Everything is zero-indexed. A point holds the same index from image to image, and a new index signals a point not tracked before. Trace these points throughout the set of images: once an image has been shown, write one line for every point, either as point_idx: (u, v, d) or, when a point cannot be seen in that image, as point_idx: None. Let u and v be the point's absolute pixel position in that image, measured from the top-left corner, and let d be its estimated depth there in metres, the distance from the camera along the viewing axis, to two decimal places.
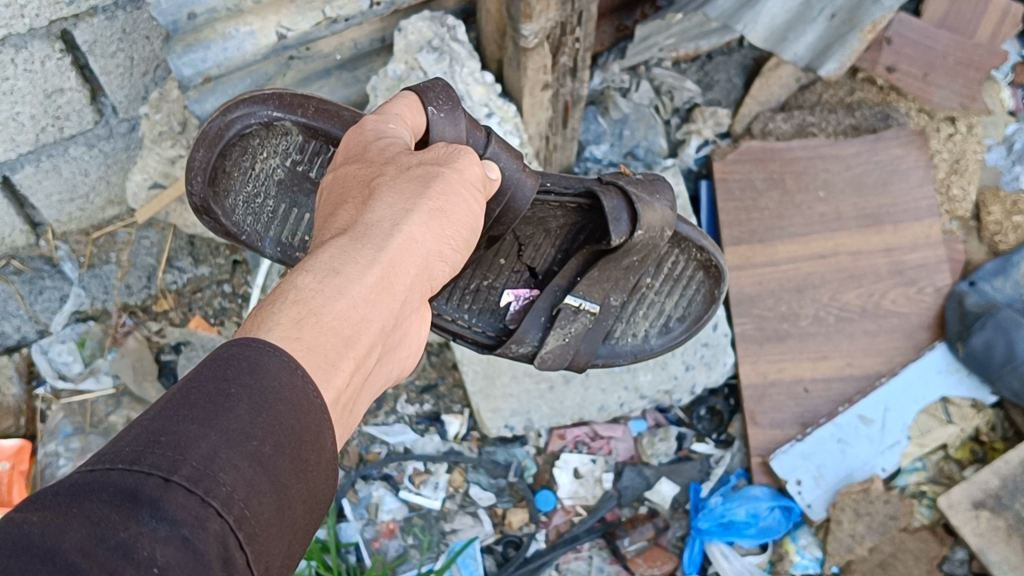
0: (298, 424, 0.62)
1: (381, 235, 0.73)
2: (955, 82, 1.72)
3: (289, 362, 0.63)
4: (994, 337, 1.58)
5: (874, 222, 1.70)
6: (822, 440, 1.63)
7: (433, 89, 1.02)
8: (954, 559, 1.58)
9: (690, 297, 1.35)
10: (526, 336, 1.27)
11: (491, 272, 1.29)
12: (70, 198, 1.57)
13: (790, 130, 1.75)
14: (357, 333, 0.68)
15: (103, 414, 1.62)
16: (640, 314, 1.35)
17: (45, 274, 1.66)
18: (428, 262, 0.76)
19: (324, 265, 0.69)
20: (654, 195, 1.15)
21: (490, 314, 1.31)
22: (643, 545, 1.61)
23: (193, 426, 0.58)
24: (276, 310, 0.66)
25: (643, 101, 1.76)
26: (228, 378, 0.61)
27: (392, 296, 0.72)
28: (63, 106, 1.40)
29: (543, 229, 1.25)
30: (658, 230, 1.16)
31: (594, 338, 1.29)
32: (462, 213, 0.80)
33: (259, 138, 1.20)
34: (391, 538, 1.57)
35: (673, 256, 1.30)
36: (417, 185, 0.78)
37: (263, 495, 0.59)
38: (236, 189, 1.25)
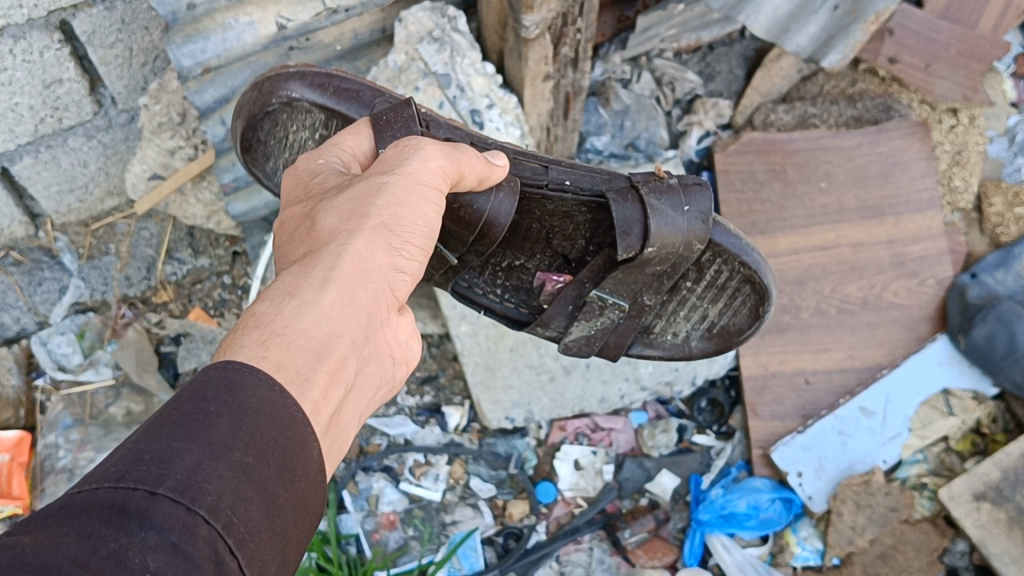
0: (280, 435, 0.62)
1: (330, 254, 0.74)
2: (957, 74, 1.68)
3: (266, 380, 0.63)
4: (996, 329, 1.57)
5: (876, 214, 1.70)
6: (823, 432, 1.63)
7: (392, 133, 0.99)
8: (955, 550, 1.58)
9: (734, 305, 1.28)
10: (553, 322, 1.24)
11: (523, 253, 1.24)
12: (69, 189, 1.57)
13: (792, 121, 1.73)
14: (326, 348, 0.68)
15: (103, 405, 1.61)
16: (680, 314, 1.30)
17: (43, 265, 1.64)
18: (391, 274, 0.77)
19: (281, 290, 0.70)
20: (675, 204, 1.08)
21: (524, 292, 1.29)
22: (643, 537, 1.61)
23: (175, 442, 0.58)
24: (239, 336, 0.66)
25: (644, 93, 1.75)
26: (207, 397, 0.61)
27: (357, 309, 0.72)
28: (61, 96, 1.39)
29: (570, 222, 1.18)
30: (677, 244, 1.09)
31: (626, 332, 1.26)
32: (420, 218, 0.81)
33: (287, 114, 1.19)
34: (392, 530, 1.58)
35: (715, 266, 1.21)
36: (365, 199, 0.79)
37: (251, 503, 0.59)
38: (274, 157, 1.26)
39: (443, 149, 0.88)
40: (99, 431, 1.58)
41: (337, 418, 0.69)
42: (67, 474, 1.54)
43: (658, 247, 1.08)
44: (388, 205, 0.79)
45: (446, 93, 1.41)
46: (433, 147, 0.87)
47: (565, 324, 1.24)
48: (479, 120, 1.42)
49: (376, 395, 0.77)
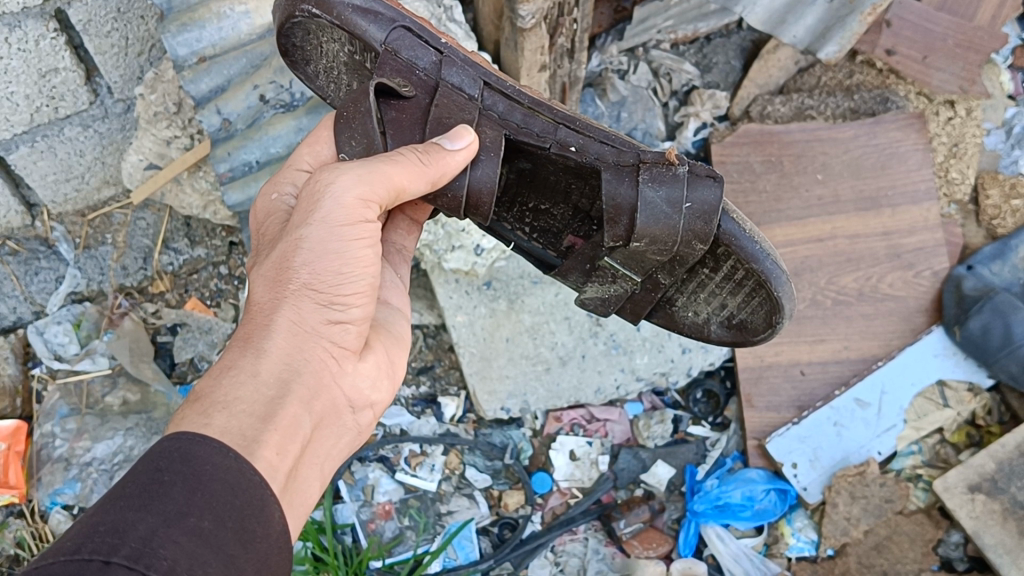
0: (235, 498, 0.67)
1: (263, 325, 0.82)
2: (955, 65, 1.73)
3: (220, 448, 0.69)
4: (992, 321, 1.58)
5: (872, 206, 1.70)
6: (819, 424, 1.63)
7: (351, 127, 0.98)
8: (950, 541, 1.59)
9: (754, 301, 1.17)
10: (569, 275, 1.16)
11: (546, 198, 1.15)
12: (65, 178, 1.57)
13: (789, 112, 1.73)
14: (270, 409, 0.76)
15: (99, 395, 1.61)
16: (700, 297, 1.20)
17: (40, 255, 1.65)
18: (329, 329, 0.84)
19: (219, 365, 0.78)
20: (675, 193, 1.01)
21: (550, 235, 1.19)
22: (638, 527, 1.61)
23: (131, 513, 0.62)
24: (184, 412, 0.73)
25: (641, 84, 1.75)
26: (162, 469, 0.66)
27: (297, 372, 0.81)
28: (57, 86, 1.40)
29: (587, 182, 1.11)
30: (671, 238, 1.03)
31: (643, 301, 1.18)
32: (346, 266, 0.85)
33: (314, 26, 1.08)
34: (388, 519, 1.58)
35: (731, 260, 1.10)
36: (286, 261, 0.85)
37: (209, 566, 0.62)
38: (315, 62, 1.18)
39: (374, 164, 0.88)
40: (96, 421, 1.59)
41: (297, 468, 0.77)
42: (64, 463, 1.55)
43: (648, 237, 1.03)
44: (306, 264, 0.84)
45: None
46: (353, 170, 0.87)
47: (582, 280, 1.16)
48: None
49: (340, 441, 0.87)
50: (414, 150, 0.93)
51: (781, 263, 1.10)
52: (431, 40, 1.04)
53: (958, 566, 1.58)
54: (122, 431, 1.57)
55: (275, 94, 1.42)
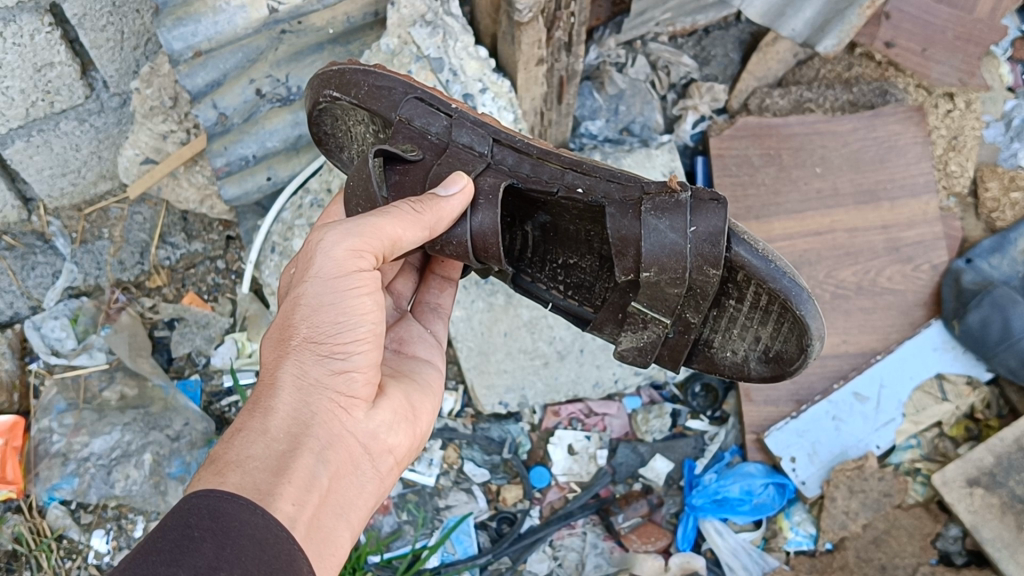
0: (262, 552, 0.70)
1: (269, 386, 0.84)
2: (954, 57, 1.70)
3: (247, 505, 0.72)
4: (991, 314, 1.57)
5: (871, 199, 1.69)
6: (817, 418, 1.63)
7: (354, 196, 1.03)
8: (948, 535, 1.58)
9: (788, 333, 1.12)
10: (604, 328, 1.17)
11: (573, 251, 1.17)
12: (62, 173, 1.56)
13: (788, 105, 1.73)
14: (282, 463, 0.79)
15: (97, 390, 1.60)
16: (734, 332, 1.17)
17: (36, 249, 1.66)
18: (334, 379, 0.85)
19: (230, 429, 0.81)
20: (675, 223, 0.99)
21: (586, 288, 1.19)
22: (637, 522, 1.61)
23: (163, 567, 0.65)
24: (202, 471, 0.76)
25: (639, 77, 1.75)
26: (192, 524, 0.68)
27: (305, 426, 0.83)
28: (53, 80, 1.39)
29: (602, 225, 1.12)
30: (681, 269, 1.01)
31: (680, 346, 1.16)
32: (340, 315, 0.86)
33: (340, 111, 1.21)
34: (386, 514, 1.58)
35: (753, 287, 1.07)
36: (285, 319, 0.87)
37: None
38: (346, 149, 1.29)
39: (372, 219, 0.88)
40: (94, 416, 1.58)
41: (318, 518, 0.79)
42: (61, 458, 1.54)
43: (657, 272, 1.02)
44: (304, 318, 0.85)
45: (440, 77, 1.39)
46: (346, 225, 0.87)
47: (618, 331, 1.16)
48: (472, 105, 1.40)
49: (363, 488, 0.88)
50: (404, 202, 0.92)
51: (803, 281, 1.05)
52: (442, 107, 1.11)
53: (956, 560, 1.58)
54: (119, 426, 1.56)
55: (272, 88, 1.44)
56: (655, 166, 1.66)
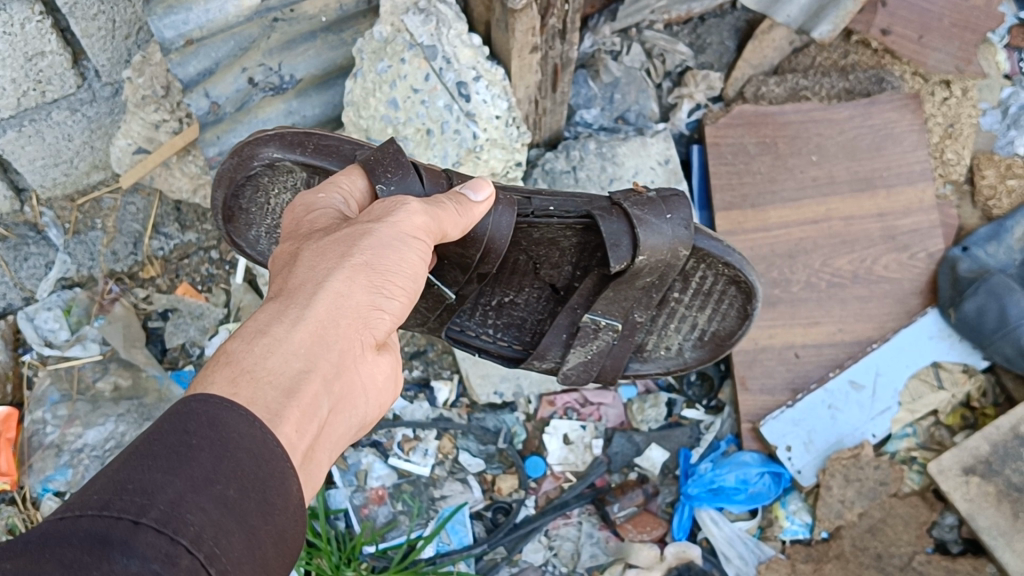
0: (259, 470, 0.64)
1: (306, 295, 0.76)
2: (951, 44, 1.70)
3: (247, 416, 0.65)
4: (987, 303, 1.56)
5: (867, 187, 1.69)
6: (813, 407, 1.63)
7: (381, 164, 1.03)
8: (944, 524, 1.57)
9: (722, 309, 1.34)
10: (548, 353, 1.31)
11: (512, 289, 1.30)
12: (54, 163, 1.55)
13: (783, 93, 1.72)
14: (295, 384, 0.71)
15: (90, 380, 1.60)
16: (671, 327, 1.36)
17: (29, 240, 1.63)
18: (369, 312, 0.79)
19: (254, 327, 0.73)
20: (659, 218, 1.13)
21: (516, 327, 1.35)
22: (632, 511, 1.60)
23: (158, 474, 0.60)
24: (211, 372, 0.69)
25: (635, 65, 1.73)
26: (189, 431, 0.63)
27: (328, 347, 0.75)
28: (44, 69, 1.38)
29: (557, 249, 1.22)
30: (665, 252, 1.14)
31: (621, 354, 1.31)
32: (401, 259, 0.83)
33: (267, 177, 1.20)
34: (381, 505, 1.58)
35: (701, 272, 1.27)
36: (345, 243, 0.81)
37: (233, 534, 0.61)
38: (258, 223, 1.27)
39: (430, 201, 0.90)
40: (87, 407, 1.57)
41: (311, 449, 0.72)
42: (55, 449, 1.53)
43: (650, 253, 1.12)
44: (369, 247, 0.81)
45: (434, 65, 1.38)
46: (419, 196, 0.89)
47: (560, 354, 1.31)
48: (466, 93, 1.40)
49: (350, 431, 0.80)
50: (443, 194, 0.94)
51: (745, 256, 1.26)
52: None
53: (952, 548, 1.58)
54: (113, 417, 1.56)
55: (264, 77, 1.43)
56: (650, 155, 1.66)
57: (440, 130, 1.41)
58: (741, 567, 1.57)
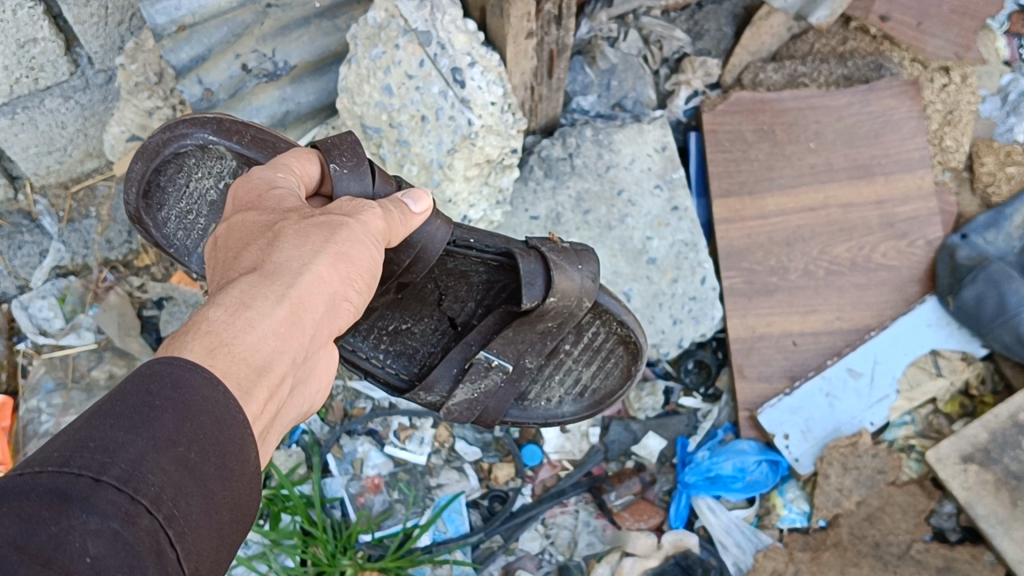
0: (221, 434, 0.62)
1: (290, 273, 0.74)
2: (950, 31, 1.66)
3: (210, 378, 0.63)
4: (986, 290, 1.55)
5: (865, 174, 1.68)
6: (811, 394, 1.62)
7: (338, 148, 1.01)
8: (942, 512, 1.57)
9: (607, 367, 1.38)
10: (435, 386, 1.27)
11: (411, 316, 1.27)
12: (48, 151, 1.54)
13: (781, 79, 1.70)
14: (267, 362, 0.69)
15: (85, 369, 1.60)
16: (555, 380, 1.37)
17: (23, 229, 1.63)
18: (338, 303, 0.78)
19: (236, 299, 0.70)
20: (571, 267, 1.16)
21: (405, 358, 1.30)
22: (629, 499, 1.60)
23: (120, 433, 0.57)
24: (188, 338, 0.65)
25: (632, 51, 1.70)
26: (152, 392, 0.60)
27: (302, 330, 0.73)
28: (37, 56, 1.37)
29: (465, 282, 1.24)
30: (572, 298, 1.17)
31: (505, 398, 1.29)
32: (367, 258, 0.82)
33: (194, 159, 1.17)
34: (377, 493, 1.58)
35: (593, 327, 1.32)
36: (322, 230, 0.80)
37: (192, 497, 0.59)
38: (169, 205, 1.24)
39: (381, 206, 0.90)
40: (82, 396, 1.58)
41: (268, 427, 0.70)
42: (49, 438, 1.53)
43: (561, 297, 1.15)
44: (346, 240, 0.80)
45: (427, 51, 1.37)
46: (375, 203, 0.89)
47: (447, 388, 1.27)
48: (461, 79, 1.38)
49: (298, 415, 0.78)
50: (385, 201, 0.92)
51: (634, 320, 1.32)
52: None
53: (950, 536, 1.56)
54: None
55: (258, 63, 1.41)
56: (647, 142, 1.65)
57: (435, 117, 1.40)
58: (738, 556, 1.57)
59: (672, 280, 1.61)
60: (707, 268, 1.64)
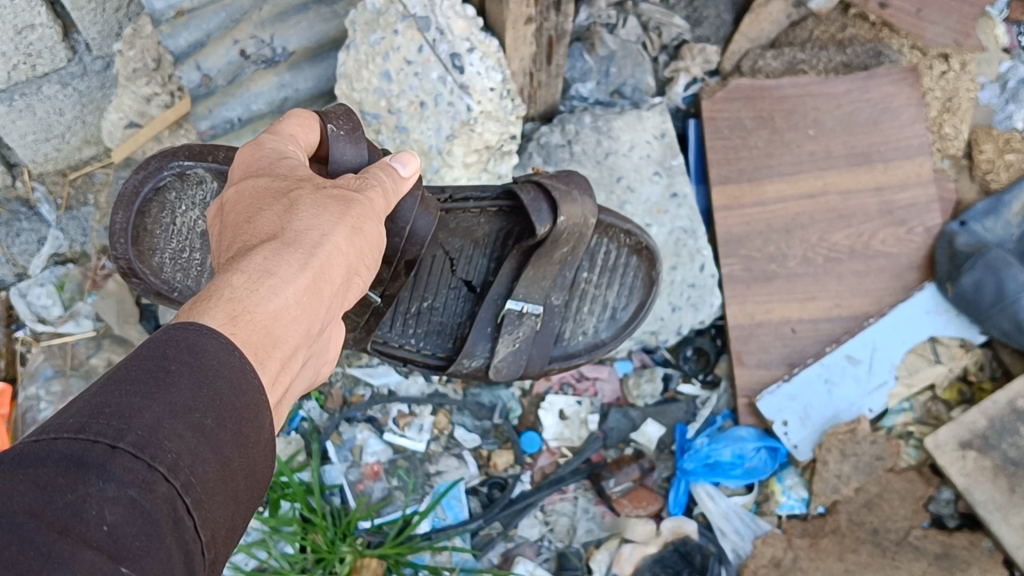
0: (237, 401, 0.63)
1: (310, 242, 0.77)
2: (949, 18, 1.68)
3: (226, 344, 0.65)
4: (984, 277, 1.55)
5: (864, 161, 1.68)
6: (810, 381, 1.62)
7: (334, 112, 1.05)
8: (941, 499, 1.58)
9: (631, 283, 1.43)
10: (478, 347, 1.38)
11: (430, 292, 1.37)
12: (45, 138, 1.52)
13: (781, 67, 1.70)
14: (284, 334, 0.71)
15: (84, 357, 1.61)
16: (585, 311, 1.44)
17: (21, 216, 1.62)
18: (351, 275, 0.82)
19: (258, 266, 0.73)
20: (573, 193, 1.24)
21: (437, 332, 1.41)
22: (628, 486, 1.60)
23: (136, 399, 0.59)
24: (211, 305, 0.68)
25: (631, 38, 1.70)
26: (168, 356, 0.62)
27: (318, 301, 0.76)
28: (34, 42, 1.36)
29: (471, 239, 1.32)
30: (579, 221, 1.25)
31: (545, 340, 1.40)
32: (377, 232, 0.85)
33: (174, 191, 1.21)
34: (376, 480, 1.58)
35: (605, 246, 1.38)
36: (338, 202, 0.83)
37: (208, 464, 0.60)
38: (162, 246, 1.26)
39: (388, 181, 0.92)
40: (81, 383, 1.60)
41: (282, 397, 0.73)
42: None
43: (569, 215, 1.23)
44: (361, 214, 0.84)
45: (427, 36, 1.36)
46: (384, 179, 0.91)
47: (488, 347, 1.39)
48: (459, 65, 1.39)
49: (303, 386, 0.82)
50: (374, 168, 0.92)
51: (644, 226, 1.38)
52: None
53: (948, 522, 1.58)
54: None
55: (256, 49, 1.42)
56: (646, 129, 1.66)
57: (435, 103, 1.40)
58: (737, 542, 1.57)
59: (671, 267, 1.64)
60: (706, 254, 1.65)
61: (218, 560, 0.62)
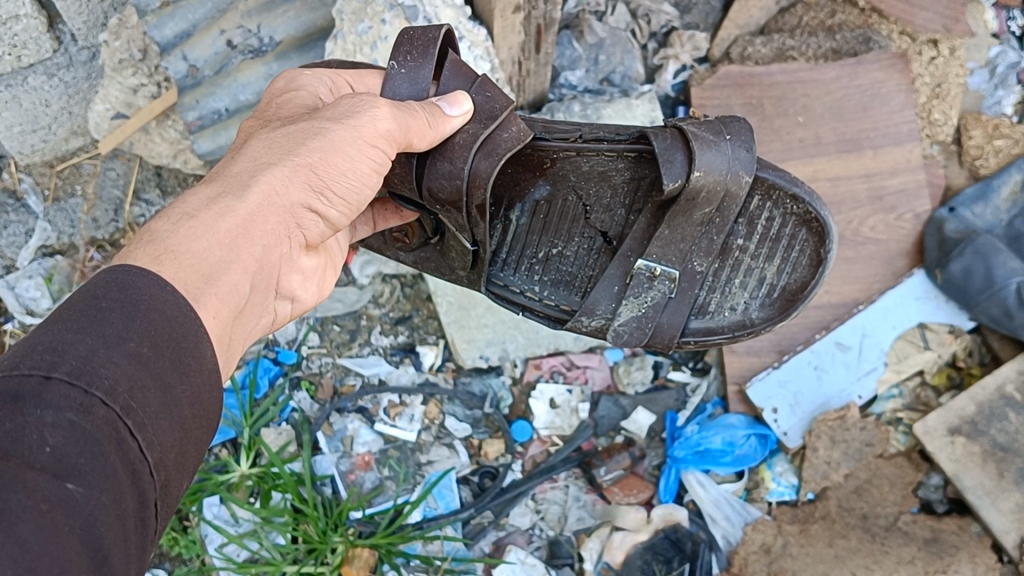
0: (173, 331, 0.70)
1: (243, 185, 0.87)
2: (938, 3, 1.69)
3: (157, 281, 0.72)
4: (973, 263, 1.56)
5: (853, 147, 1.67)
6: (799, 367, 1.63)
7: (408, 44, 1.13)
8: (930, 484, 1.58)
9: (795, 259, 1.29)
10: (598, 306, 1.30)
11: (561, 239, 1.31)
12: (32, 129, 1.50)
13: (769, 53, 1.69)
14: (216, 271, 0.78)
15: None
16: (737, 283, 1.30)
17: (8, 208, 1.60)
18: (302, 211, 0.91)
19: (181, 211, 0.81)
20: (717, 144, 1.16)
21: (564, 282, 1.34)
22: (620, 474, 1.60)
23: (70, 334, 0.66)
24: (136, 249, 0.75)
25: (619, 25, 1.70)
26: (99, 296, 0.69)
27: (252, 240, 0.84)
28: (19, 33, 1.35)
29: (607, 185, 1.25)
30: (721, 173, 1.17)
31: (679, 310, 1.29)
32: (341, 162, 0.94)
33: None
34: (367, 470, 1.58)
35: (767, 211, 1.25)
36: (294, 141, 0.94)
37: (148, 390, 0.67)
38: None
39: (406, 108, 1.02)
40: None
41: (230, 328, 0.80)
42: None
43: (703, 171, 1.16)
44: (319, 149, 0.93)
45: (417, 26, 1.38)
46: (387, 102, 0.99)
47: (611, 308, 1.30)
48: None
49: (259, 322, 0.90)
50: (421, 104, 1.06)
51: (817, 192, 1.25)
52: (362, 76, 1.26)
53: (938, 507, 1.59)
54: None
55: (243, 39, 1.42)
56: (635, 117, 1.65)
57: None
58: (728, 529, 1.58)
59: None
60: None
61: (171, 480, 0.70)
